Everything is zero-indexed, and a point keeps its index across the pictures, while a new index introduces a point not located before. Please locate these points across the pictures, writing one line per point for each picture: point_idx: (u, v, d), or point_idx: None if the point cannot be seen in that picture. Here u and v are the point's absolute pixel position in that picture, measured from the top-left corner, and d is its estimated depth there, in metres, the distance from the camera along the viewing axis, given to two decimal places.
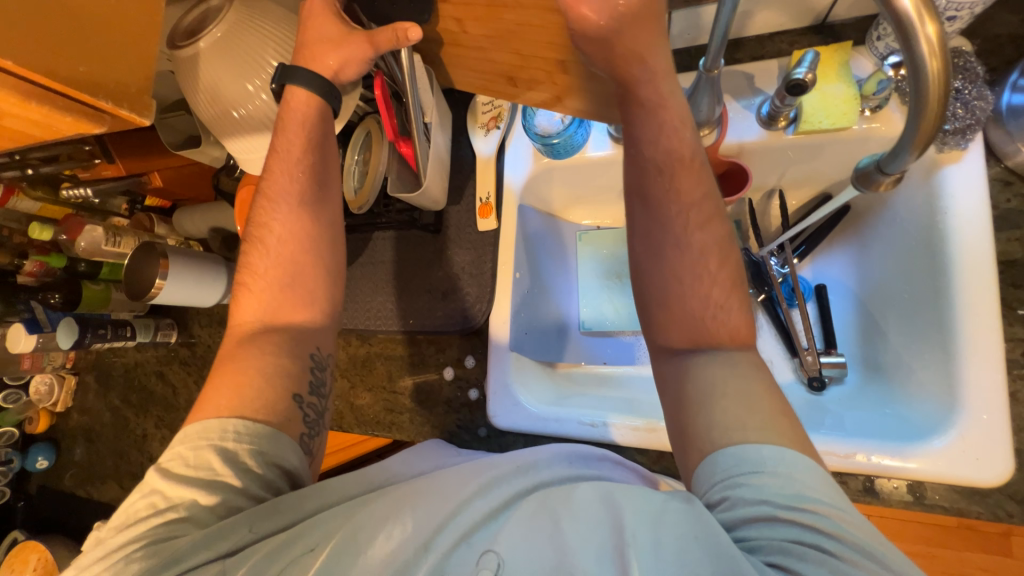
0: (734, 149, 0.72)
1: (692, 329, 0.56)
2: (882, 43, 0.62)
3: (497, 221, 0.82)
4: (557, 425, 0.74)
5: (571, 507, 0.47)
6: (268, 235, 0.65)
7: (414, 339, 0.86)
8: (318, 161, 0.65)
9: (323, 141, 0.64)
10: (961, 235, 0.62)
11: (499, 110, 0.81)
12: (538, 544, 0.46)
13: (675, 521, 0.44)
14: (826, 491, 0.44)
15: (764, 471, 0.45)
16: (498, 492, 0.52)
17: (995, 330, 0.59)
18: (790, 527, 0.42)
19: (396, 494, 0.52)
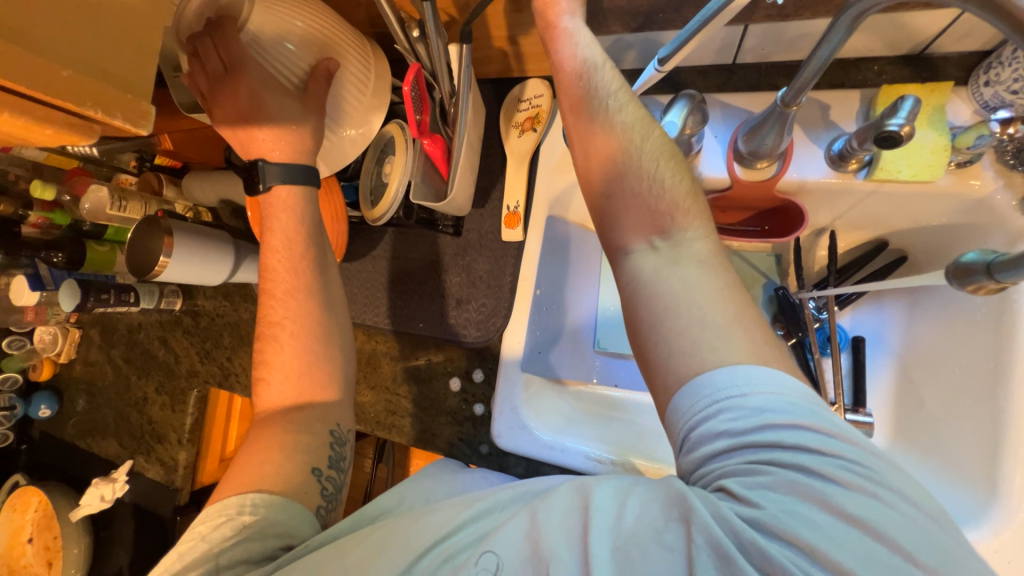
0: (793, 186, 0.65)
1: (644, 211, 0.50)
2: (989, 91, 0.55)
3: (524, 233, 0.76)
4: (562, 455, 0.71)
5: (547, 506, 0.46)
6: (280, 330, 0.65)
7: (422, 343, 0.83)
8: (314, 233, 0.66)
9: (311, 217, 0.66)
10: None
11: (537, 111, 0.76)
12: (514, 544, 0.45)
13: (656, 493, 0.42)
14: (783, 399, 0.41)
15: (722, 401, 0.41)
16: (488, 497, 0.54)
17: None
18: (746, 452, 0.40)
19: (387, 526, 0.53)
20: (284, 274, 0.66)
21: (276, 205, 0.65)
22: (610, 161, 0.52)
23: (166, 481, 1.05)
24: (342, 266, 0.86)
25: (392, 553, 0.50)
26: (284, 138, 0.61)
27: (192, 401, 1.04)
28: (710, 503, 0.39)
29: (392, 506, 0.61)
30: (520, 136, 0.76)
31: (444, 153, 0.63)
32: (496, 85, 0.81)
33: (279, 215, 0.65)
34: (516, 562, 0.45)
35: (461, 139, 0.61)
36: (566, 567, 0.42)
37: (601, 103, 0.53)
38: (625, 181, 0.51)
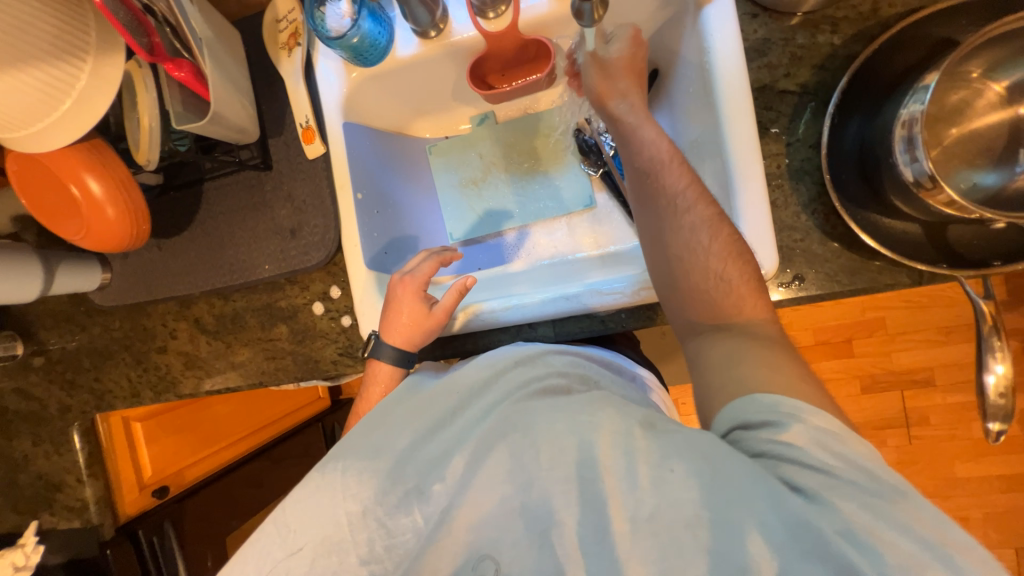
0: (533, 25, 0.75)
1: (710, 305, 0.56)
2: None
3: (325, 144, 0.79)
4: (465, 321, 0.75)
5: (534, 427, 0.51)
6: (381, 367, 0.73)
7: (277, 283, 0.85)
8: (127, 200, 0.69)
9: (125, 191, 0.69)
10: (720, 67, 0.65)
11: (295, 26, 0.77)
12: (503, 463, 0.50)
13: (666, 452, 0.45)
14: (926, 529, 0.38)
15: (890, 512, 0.39)
16: (480, 438, 0.53)
17: (756, 147, 0.64)
18: (885, 520, 0.39)
19: (384, 465, 0.54)
20: (105, 228, 0.69)
21: (383, 371, 0.72)
22: (676, 260, 0.58)
23: (82, 523, 1.00)
24: (178, 239, 0.86)
25: (384, 474, 0.54)
26: (14, 104, 0.57)
27: (76, 437, 0.99)
28: (838, 523, 0.38)
29: (360, 440, 0.58)
30: (290, 56, 0.78)
31: (200, 79, 0.65)
32: (253, 16, 0.81)
33: (374, 386, 0.73)
34: (516, 480, 0.49)
35: (205, 58, 0.62)
36: (562, 476, 0.48)
37: (668, 199, 0.59)
38: (691, 278, 0.57)
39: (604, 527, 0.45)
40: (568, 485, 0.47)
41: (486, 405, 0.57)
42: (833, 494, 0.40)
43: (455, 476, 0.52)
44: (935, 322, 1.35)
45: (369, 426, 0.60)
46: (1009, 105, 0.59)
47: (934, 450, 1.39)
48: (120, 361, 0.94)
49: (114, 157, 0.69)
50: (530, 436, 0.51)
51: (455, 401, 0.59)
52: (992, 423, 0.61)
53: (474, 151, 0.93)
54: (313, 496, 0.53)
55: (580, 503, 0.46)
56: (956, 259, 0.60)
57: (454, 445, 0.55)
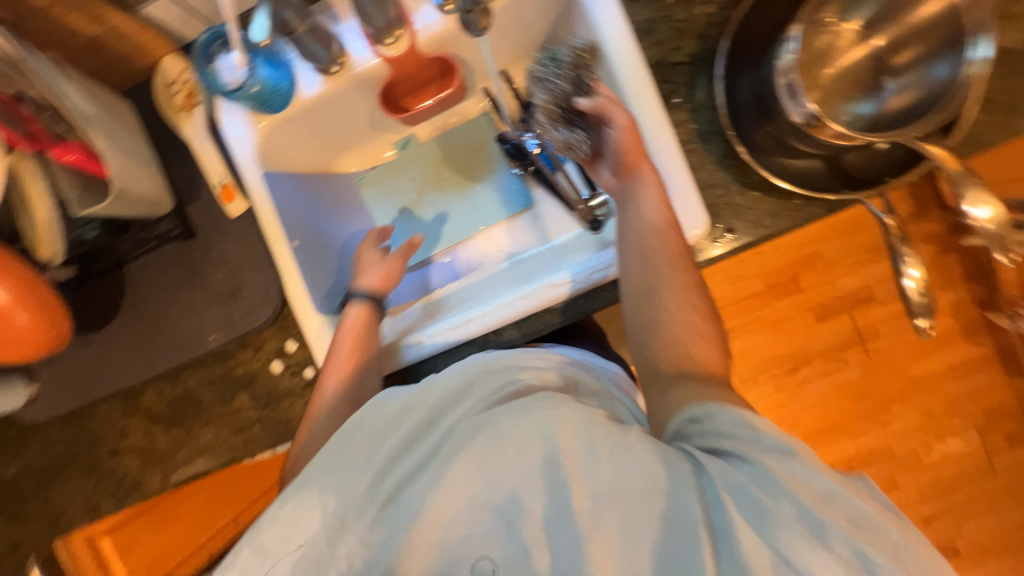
0: (432, 44, 0.76)
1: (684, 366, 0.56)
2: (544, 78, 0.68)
3: (247, 198, 0.77)
4: (433, 342, 0.74)
5: (506, 431, 0.51)
6: (349, 312, 0.73)
7: (227, 351, 0.81)
8: (38, 301, 0.64)
9: (37, 293, 0.64)
10: (615, 50, 0.69)
11: (190, 86, 0.75)
12: (473, 472, 0.49)
13: (623, 439, 0.48)
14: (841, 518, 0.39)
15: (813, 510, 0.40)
16: (447, 447, 0.53)
17: (664, 118, 0.69)
18: (801, 517, 0.39)
19: (357, 487, 0.53)
20: (18, 336, 0.64)
21: (357, 317, 0.72)
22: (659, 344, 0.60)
23: None
24: (108, 330, 0.80)
25: (360, 499, 0.52)
26: None
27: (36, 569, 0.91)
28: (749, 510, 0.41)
29: (329, 461, 0.56)
30: (190, 116, 0.75)
31: (94, 159, 0.59)
32: (143, 84, 0.78)
33: (348, 335, 0.72)
34: (485, 487, 0.49)
35: (93, 134, 0.59)
36: (530, 479, 0.48)
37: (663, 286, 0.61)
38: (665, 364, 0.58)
39: (563, 505, 0.46)
40: (538, 488, 0.47)
41: (447, 406, 0.58)
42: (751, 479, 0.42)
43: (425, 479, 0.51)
44: (862, 243, 1.47)
45: (336, 448, 0.57)
46: (867, 40, 0.66)
47: (889, 358, 1.50)
48: (69, 476, 0.85)
49: (16, 259, 0.64)
50: (495, 436, 0.51)
51: (424, 414, 0.58)
52: (920, 320, 0.67)
53: (408, 177, 0.93)
54: (285, 516, 0.51)
55: (545, 488, 0.47)
56: (856, 183, 0.66)
57: (425, 459, 0.54)
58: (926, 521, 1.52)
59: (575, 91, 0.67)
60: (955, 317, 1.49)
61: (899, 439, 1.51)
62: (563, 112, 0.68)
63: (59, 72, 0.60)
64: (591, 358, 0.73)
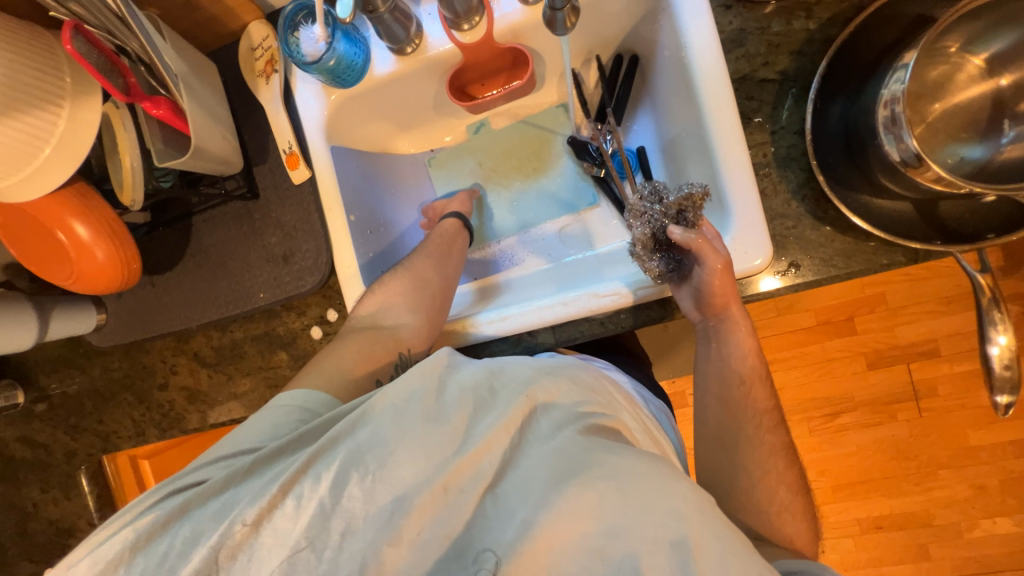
0: (508, 34, 0.75)
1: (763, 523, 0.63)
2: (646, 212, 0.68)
3: (310, 167, 0.79)
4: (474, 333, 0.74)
5: (641, 492, 0.45)
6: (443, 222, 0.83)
7: (273, 310, 0.84)
8: (115, 240, 0.69)
9: (115, 232, 0.69)
10: (699, 60, 0.65)
11: (271, 52, 0.77)
12: (587, 518, 0.45)
13: (762, 571, 0.43)
14: None
15: None
16: (560, 472, 0.48)
17: (741, 138, 0.65)
18: None
19: (451, 475, 0.49)
20: (96, 270, 0.69)
21: (448, 229, 0.82)
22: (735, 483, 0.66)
23: None
24: (170, 275, 0.86)
25: (450, 491, 0.49)
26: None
27: (85, 481, 0.98)
28: None
29: (425, 428, 0.51)
30: (267, 83, 0.78)
31: (179, 115, 0.64)
32: (229, 47, 0.81)
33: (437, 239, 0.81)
34: (595, 539, 0.44)
35: (181, 92, 0.62)
36: (660, 560, 0.43)
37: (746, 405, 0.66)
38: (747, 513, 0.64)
39: None
40: (663, 567, 0.42)
41: (560, 422, 0.52)
42: None
43: (526, 491, 0.48)
44: (936, 292, 1.35)
45: (431, 416, 0.52)
46: (990, 76, 0.58)
47: (946, 421, 1.38)
48: (122, 401, 0.93)
49: (100, 199, 0.69)
50: (623, 490, 0.46)
51: (534, 424, 0.53)
52: (999, 395, 0.60)
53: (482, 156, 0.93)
54: (378, 474, 0.49)
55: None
56: (949, 234, 0.60)
57: (529, 478, 0.49)
58: None
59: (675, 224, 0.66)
60: None
61: (942, 509, 1.40)
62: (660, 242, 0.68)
63: (156, 30, 0.62)
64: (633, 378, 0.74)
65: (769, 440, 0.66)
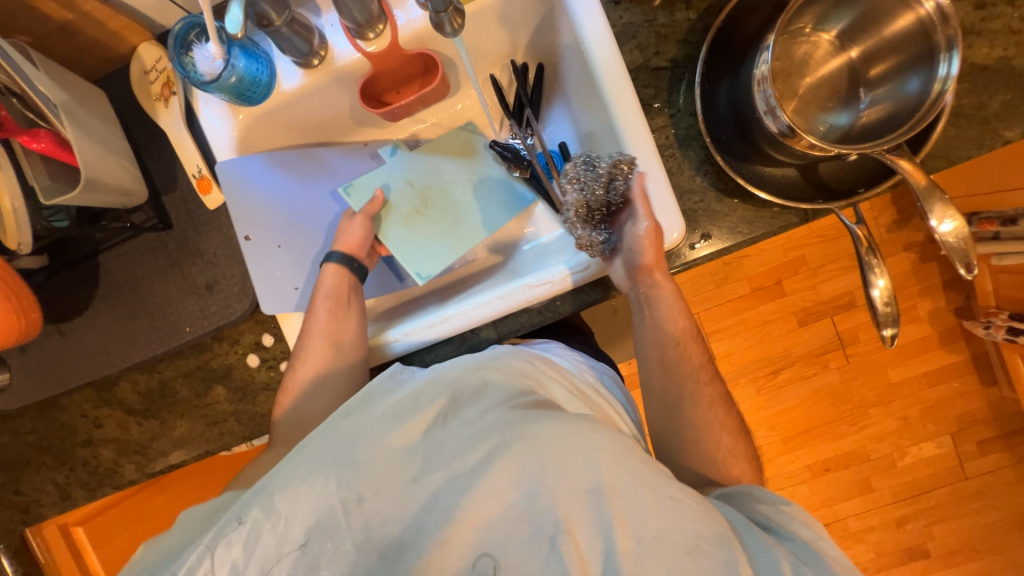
0: (415, 40, 0.76)
1: (711, 469, 0.68)
2: (570, 185, 0.70)
3: (223, 191, 0.76)
4: (413, 341, 0.74)
5: (554, 451, 0.50)
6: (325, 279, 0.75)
7: (203, 344, 0.80)
8: (5, 291, 0.64)
9: (4, 283, 0.64)
10: (596, 51, 0.69)
11: (167, 74, 0.74)
12: (507, 486, 0.49)
13: (670, 492, 0.50)
14: None
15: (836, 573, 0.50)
16: (478, 449, 0.52)
17: (643, 121, 0.69)
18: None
19: (374, 474, 0.51)
20: None
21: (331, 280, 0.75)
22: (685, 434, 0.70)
23: None
24: (81, 319, 0.80)
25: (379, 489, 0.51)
26: None
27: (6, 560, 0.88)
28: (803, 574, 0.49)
29: (340, 444, 0.53)
30: (166, 106, 0.74)
31: (65, 147, 0.60)
32: (121, 72, 0.77)
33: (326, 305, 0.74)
34: (516, 501, 0.49)
35: (64, 122, 0.58)
36: (577, 509, 0.48)
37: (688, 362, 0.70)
38: (697, 460, 0.69)
39: (607, 545, 0.47)
40: (579, 513, 0.48)
41: (480, 406, 0.56)
42: (795, 548, 0.52)
43: (449, 479, 0.51)
44: (845, 250, 1.49)
45: (350, 438, 0.54)
46: (844, 51, 0.66)
47: (869, 363, 1.53)
48: (41, 465, 0.85)
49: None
50: (537, 453, 0.50)
51: (449, 406, 0.56)
52: (886, 329, 0.68)
53: (404, 180, 0.83)
54: (301, 492, 0.50)
55: (588, 518, 0.48)
56: (830, 193, 0.67)
57: (449, 458, 0.52)
58: (900, 524, 1.55)
59: (606, 192, 0.68)
60: (933, 325, 1.51)
61: (876, 443, 1.54)
62: (593, 212, 0.69)
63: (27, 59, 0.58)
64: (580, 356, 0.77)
65: (709, 393, 0.70)
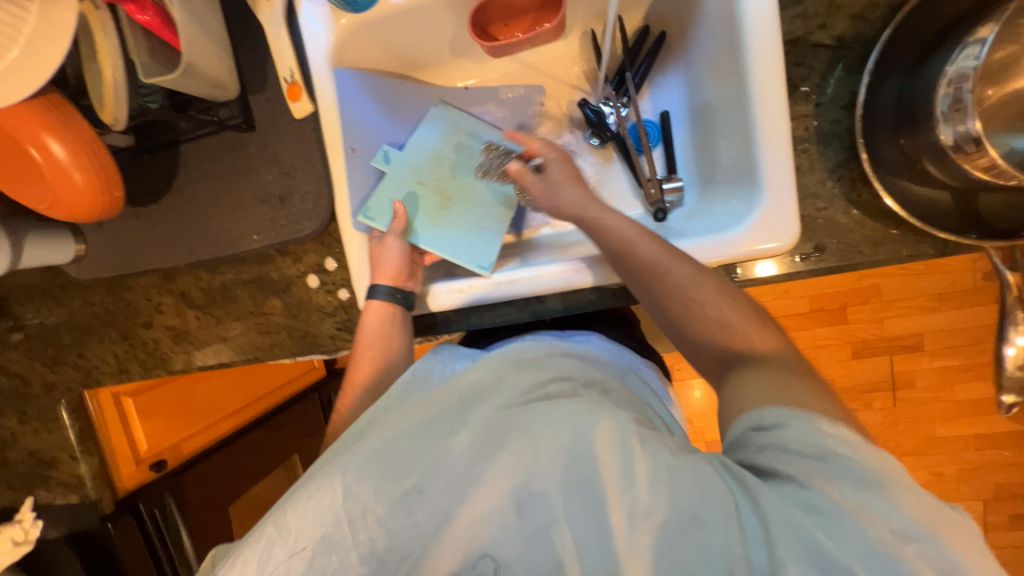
0: None
1: None
2: (489, 160, 0.79)
3: (312, 101, 0.72)
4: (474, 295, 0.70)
5: (543, 440, 0.50)
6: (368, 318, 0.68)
7: (267, 255, 0.79)
8: (93, 160, 0.63)
9: (92, 150, 0.63)
10: (751, 15, 0.60)
11: None
12: (499, 477, 0.49)
13: (656, 457, 0.46)
14: (911, 519, 0.39)
15: (872, 507, 0.39)
16: (472, 441, 0.51)
17: (784, 106, 0.61)
18: (867, 531, 0.38)
19: (370, 470, 0.50)
20: (72, 191, 0.63)
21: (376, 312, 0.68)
22: None
23: (79, 499, 0.97)
24: (155, 206, 0.80)
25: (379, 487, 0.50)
26: None
27: (66, 414, 0.95)
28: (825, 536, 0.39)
29: (347, 449, 0.53)
30: None
31: (168, 25, 0.57)
32: None
33: (367, 350, 0.67)
34: (512, 493, 0.49)
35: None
36: (564, 493, 0.48)
37: None
38: None
39: (599, 521, 0.46)
40: (564, 493, 0.48)
41: (469, 398, 0.55)
42: (821, 483, 0.40)
43: (446, 473, 0.51)
44: (928, 288, 1.36)
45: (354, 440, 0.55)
46: None
47: (917, 411, 1.43)
48: (105, 337, 0.89)
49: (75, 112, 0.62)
50: (529, 440, 0.50)
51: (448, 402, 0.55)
52: (1006, 395, 0.67)
53: (409, 177, 0.77)
54: (308, 503, 0.49)
55: (572, 503, 0.48)
56: (984, 229, 0.58)
57: (444, 451, 0.51)
58: None
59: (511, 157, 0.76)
60: (1000, 386, 1.39)
61: None
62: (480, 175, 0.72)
63: None
64: (628, 356, 0.73)
65: None
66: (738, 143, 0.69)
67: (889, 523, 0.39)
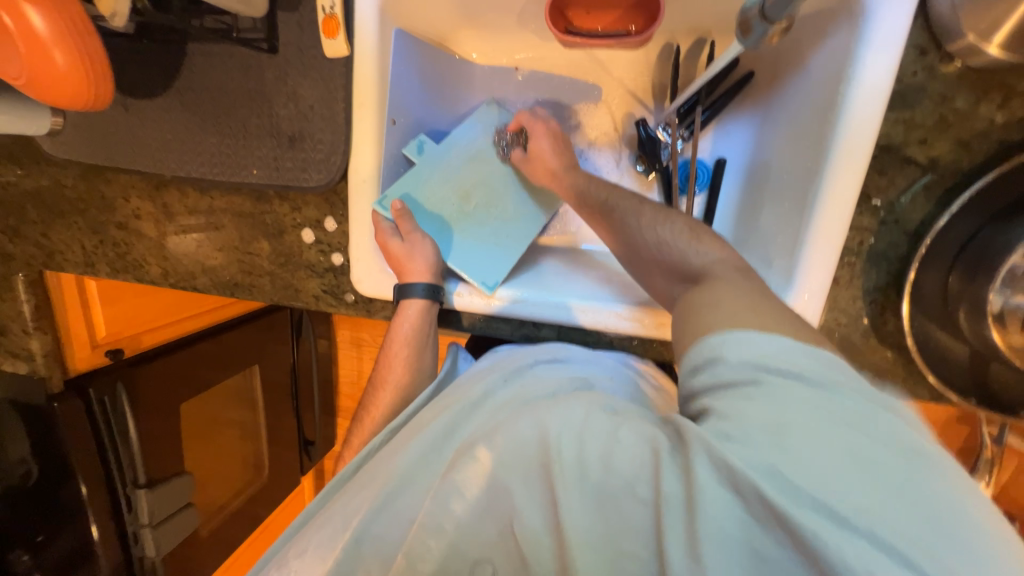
0: None
1: None
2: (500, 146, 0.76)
3: (350, 43, 0.64)
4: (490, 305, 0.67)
5: (505, 435, 0.44)
6: (403, 319, 0.66)
7: (263, 193, 0.73)
8: (79, 42, 0.54)
9: (76, 30, 0.53)
10: (855, 102, 0.54)
11: None
12: (466, 479, 0.44)
13: (598, 430, 0.39)
14: (899, 449, 0.31)
15: (861, 436, 0.32)
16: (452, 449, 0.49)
17: (848, 211, 0.56)
18: (846, 451, 0.31)
19: (367, 477, 0.51)
20: (49, 72, 0.54)
21: (412, 311, 0.65)
22: None
23: (29, 372, 0.89)
24: (147, 105, 0.72)
25: (368, 486, 0.49)
26: None
27: (20, 284, 0.88)
28: (793, 486, 0.31)
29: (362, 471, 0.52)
30: None
31: None
32: None
33: (397, 346, 0.66)
34: (476, 501, 0.44)
35: None
36: (522, 487, 0.41)
37: None
38: None
39: (553, 516, 0.39)
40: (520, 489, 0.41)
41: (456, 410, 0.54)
42: (788, 412, 0.33)
43: (418, 478, 0.48)
44: None
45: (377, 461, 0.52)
46: None
47: None
48: (72, 224, 0.82)
49: None
50: (496, 440, 0.44)
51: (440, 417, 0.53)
52: None
53: (440, 177, 0.73)
54: (315, 538, 0.47)
55: (523, 492, 0.41)
56: (989, 397, 0.57)
57: (422, 456, 0.49)
58: None
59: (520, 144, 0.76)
60: None
61: None
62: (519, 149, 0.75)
63: None
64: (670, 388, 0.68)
65: None
66: (780, 220, 0.63)
67: (881, 437, 0.31)
